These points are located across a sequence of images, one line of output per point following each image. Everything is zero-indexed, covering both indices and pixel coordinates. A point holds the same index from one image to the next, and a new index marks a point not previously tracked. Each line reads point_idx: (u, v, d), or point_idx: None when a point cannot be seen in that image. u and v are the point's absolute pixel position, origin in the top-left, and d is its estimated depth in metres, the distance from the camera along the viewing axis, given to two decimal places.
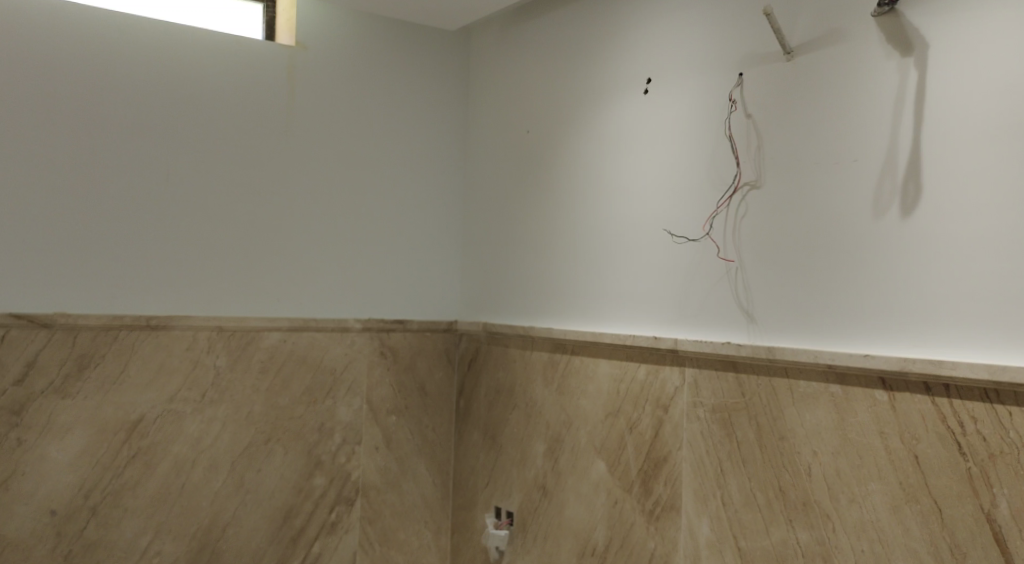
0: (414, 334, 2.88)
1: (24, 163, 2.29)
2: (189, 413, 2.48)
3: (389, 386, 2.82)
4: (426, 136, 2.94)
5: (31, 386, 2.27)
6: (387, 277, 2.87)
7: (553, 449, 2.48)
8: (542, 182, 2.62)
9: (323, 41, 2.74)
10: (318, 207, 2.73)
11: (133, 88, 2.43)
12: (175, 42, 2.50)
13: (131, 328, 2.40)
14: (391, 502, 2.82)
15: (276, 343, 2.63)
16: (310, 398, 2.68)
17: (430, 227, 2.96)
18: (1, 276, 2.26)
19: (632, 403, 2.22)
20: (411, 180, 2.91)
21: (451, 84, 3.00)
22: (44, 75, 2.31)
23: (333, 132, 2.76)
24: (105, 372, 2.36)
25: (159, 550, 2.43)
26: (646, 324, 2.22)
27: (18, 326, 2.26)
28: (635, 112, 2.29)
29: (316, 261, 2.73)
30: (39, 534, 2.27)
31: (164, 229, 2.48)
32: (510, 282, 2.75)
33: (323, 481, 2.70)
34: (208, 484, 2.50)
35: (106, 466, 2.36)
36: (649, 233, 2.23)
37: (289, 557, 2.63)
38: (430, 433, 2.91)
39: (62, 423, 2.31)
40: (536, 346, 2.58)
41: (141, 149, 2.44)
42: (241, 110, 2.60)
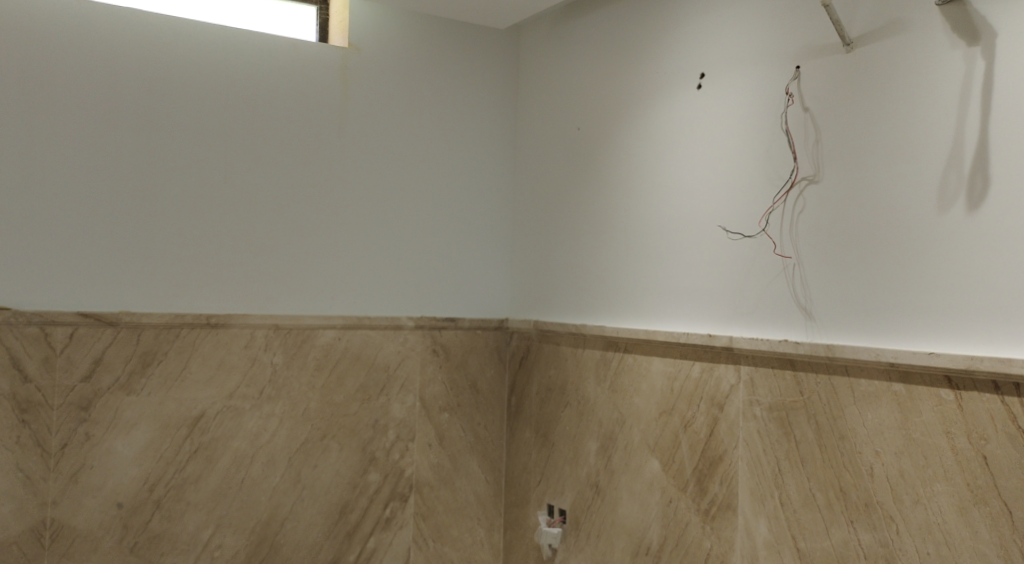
0: (466, 331, 2.90)
1: (90, 166, 2.37)
2: (248, 410, 2.53)
3: (442, 383, 2.85)
4: (477, 135, 2.96)
5: (98, 382, 2.34)
6: (439, 275, 2.89)
7: (606, 446, 2.47)
8: (594, 180, 2.61)
9: (375, 42, 2.77)
10: (371, 206, 2.76)
11: (193, 92, 2.50)
12: (233, 47, 2.55)
13: (192, 326, 2.46)
14: (444, 499, 2.84)
15: (331, 341, 2.67)
16: (365, 395, 2.71)
17: (481, 225, 2.97)
18: (69, 276, 2.34)
19: (687, 401, 2.20)
20: (463, 179, 2.93)
21: (501, 82, 3.00)
22: (107, 80, 2.39)
23: (385, 132, 2.79)
24: (167, 369, 2.43)
25: (220, 543, 2.49)
26: (701, 323, 2.20)
27: (86, 325, 2.34)
28: (688, 107, 2.27)
29: (369, 260, 2.76)
30: (106, 526, 2.35)
31: (222, 230, 2.53)
32: (562, 280, 2.74)
33: (378, 477, 2.73)
34: (266, 479, 2.55)
35: (169, 461, 2.42)
36: (703, 230, 2.21)
37: (345, 551, 2.67)
38: (482, 430, 2.92)
39: (127, 419, 2.38)
40: (588, 344, 2.57)
41: (200, 151, 2.50)
42: (297, 112, 2.65)
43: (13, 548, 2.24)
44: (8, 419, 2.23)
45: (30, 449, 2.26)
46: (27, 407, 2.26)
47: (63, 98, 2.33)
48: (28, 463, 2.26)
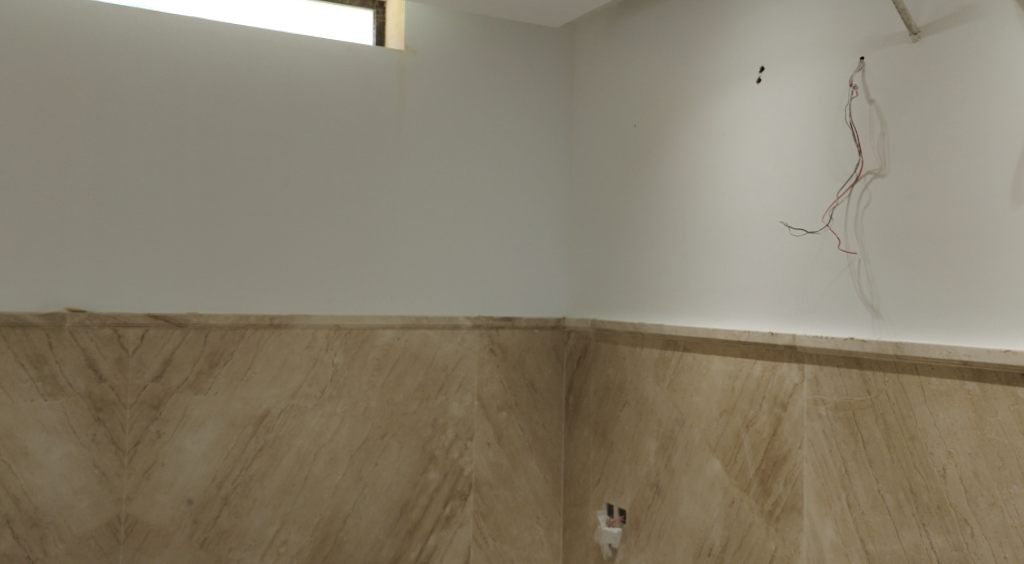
0: (523, 331, 2.91)
1: (158, 172, 2.44)
2: (310, 408, 2.58)
3: (500, 382, 2.86)
4: (532, 135, 2.96)
5: (168, 382, 2.42)
6: (496, 275, 2.90)
7: (665, 446, 2.45)
8: (650, 177, 2.60)
9: (432, 43, 2.80)
10: (428, 207, 2.79)
11: (255, 97, 2.56)
12: (292, 52, 2.60)
13: (256, 326, 2.52)
14: (504, 498, 2.85)
15: (390, 340, 2.70)
16: (424, 394, 2.74)
17: (537, 224, 2.97)
18: (139, 279, 2.41)
19: (749, 400, 2.17)
20: (518, 179, 2.94)
21: (556, 81, 3.00)
22: (173, 89, 2.46)
23: (441, 132, 2.81)
24: (233, 368, 2.49)
25: (286, 539, 2.55)
26: (762, 321, 2.17)
27: (156, 326, 2.41)
28: (748, 101, 2.24)
29: (427, 260, 2.79)
30: (177, 521, 2.42)
31: (283, 232, 2.59)
32: (619, 278, 2.73)
33: (437, 476, 2.76)
34: (329, 476, 2.60)
35: (236, 458, 2.49)
36: (764, 226, 2.18)
37: (406, 549, 2.71)
38: (540, 429, 2.92)
39: (196, 417, 2.44)
40: (646, 343, 2.56)
41: (262, 155, 2.56)
42: (355, 115, 2.69)
43: (90, 541, 2.33)
44: (84, 417, 2.32)
45: (105, 447, 2.34)
46: (101, 406, 2.34)
47: (131, 107, 2.41)
48: (103, 460, 2.34)
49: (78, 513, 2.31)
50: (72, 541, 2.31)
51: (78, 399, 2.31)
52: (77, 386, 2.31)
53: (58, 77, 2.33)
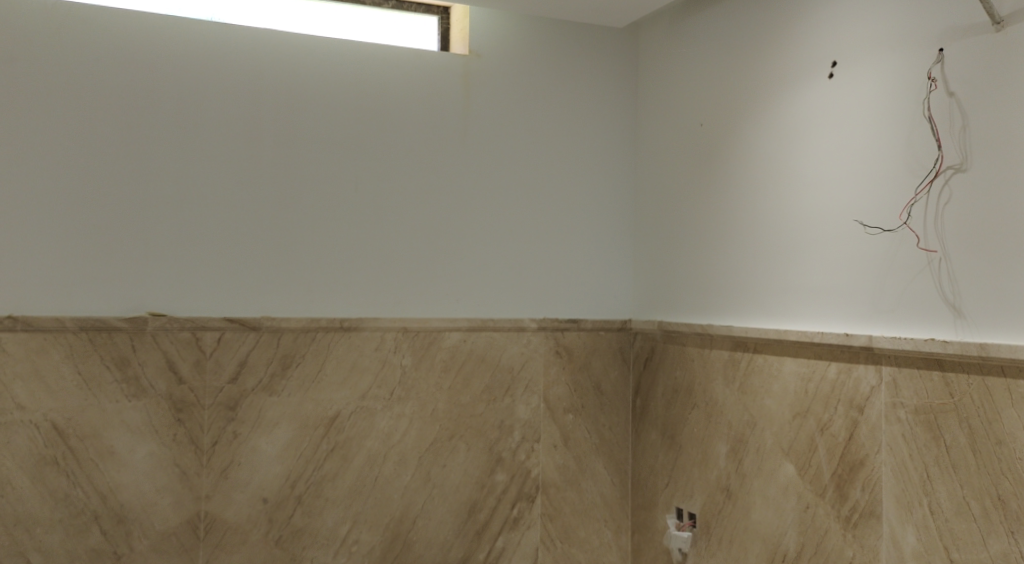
0: (589, 333, 2.90)
1: (232, 179, 2.51)
2: (379, 410, 2.62)
3: (566, 385, 2.85)
4: (596, 136, 2.95)
5: (244, 384, 2.48)
6: (561, 277, 2.89)
7: (736, 449, 2.41)
8: (718, 177, 2.57)
9: (496, 47, 2.82)
10: (493, 209, 2.80)
11: (324, 105, 2.61)
12: (359, 59, 2.65)
13: (326, 329, 2.57)
14: (571, 500, 2.85)
15: (457, 343, 2.72)
16: (491, 396, 2.76)
17: (602, 226, 2.96)
18: (215, 283, 2.49)
19: (823, 403, 2.12)
20: (583, 180, 2.93)
21: (621, 82, 2.99)
22: (247, 99, 2.53)
23: (506, 135, 2.82)
24: (305, 370, 2.55)
25: (357, 538, 2.59)
26: (836, 322, 2.12)
27: (231, 329, 2.48)
28: (820, 97, 2.19)
29: (492, 263, 2.80)
30: (254, 520, 2.49)
31: (352, 237, 2.63)
32: (686, 280, 2.70)
33: (505, 477, 2.77)
34: (398, 477, 2.64)
35: (308, 459, 2.54)
36: (838, 225, 2.12)
37: (474, 550, 2.72)
38: (607, 432, 2.91)
39: (270, 418, 2.51)
40: (715, 344, 2.52)
41: (331, 162, 2.61)
42: (420, 119, 2.72)
43: (172, 538, 2.41)
44: (165, 418, 2.40)
45: (185, 446, 2.42)
46: (181, 407, 2.42)
47: (208, 117, 2.48)
48: (183, 459, 2.42)
49: (160, 511, 2.40)
50: (155, 537, 2.39)
51: (159, 400, 2.40)
52: (159, 388, 2.40)
53: (139, 90, 2.41)
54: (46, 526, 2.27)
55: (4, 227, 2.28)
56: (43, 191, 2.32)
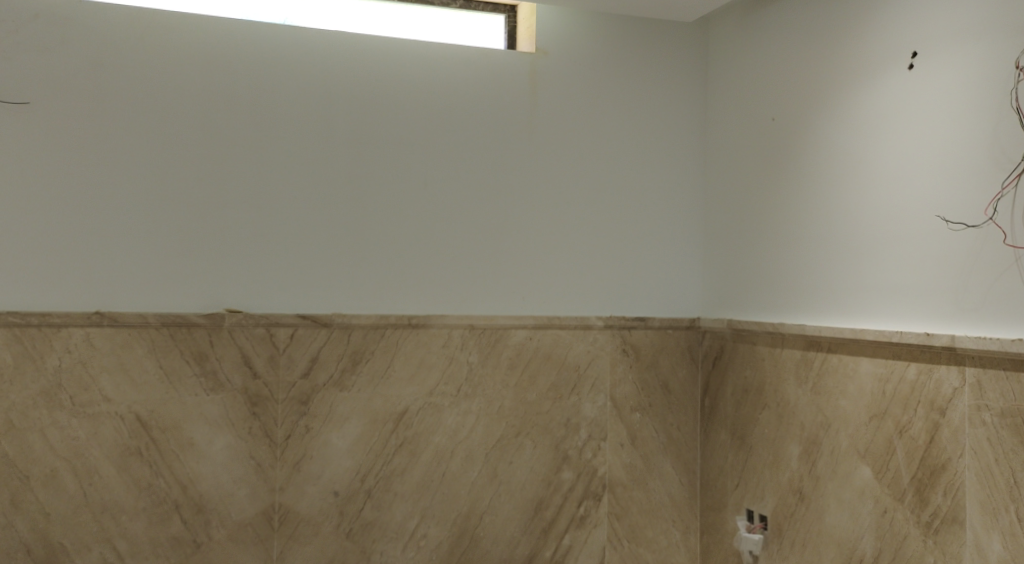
0: (656, 331, 2.87)
1: (303, 179, 2.56)
2: (446, 406, 2.65)
3: (633, 383, 2.83)
4: (665, 132, 2.92)
5: (315, 379, 2.54)
6: (628, 275, 2.87)
7: (809, 451, 2.36)
8: (791, 172, 2.51)
9: (562, 43, 2.81)
10: (559, 207, 2.80)
11: (393, 105, 2.65)
12: (427, 59, 2.68)
13: (395, 326, 2.61)
14: (638, 500, 2.83)
15: (523, 340, 2.73)
16: (557, 394, 2.75)
17: (670, 222, 2.92)
18: (288, 281, 2.54)
19: (902, 405, 2.06)
20: (651, 177, 2.90)
21: (690, 77, 2.95)
22: (319, 100, 2.58)
23: (572, 133, 2.82)
24: (374, 366, 2.59)
25: (425, 533, 2.62)
26: (916, 321, 2.05)
27: (304, 325, 2.54)
28: (899, 89, 2.12)
29: (559, 260, 2.79)
30: (325, 512, 2.54)
31: (420, 235, 2.66)
32: (758, 278, 2.65)
33: (571, 475, 2.76)
34: (466, 473, 2.66)
35: (378, 453, 2.58)
36: (918, 221, 2.06)
37: (541, 548, 2.73)
38: (675, 431, 2.87)
39: (341, 413, 2.56)
40: (788, 343, 2.47)
41: (399, 161, 2.65)
42: (487, 117, 2.74)
43: (248, 528, 2.48)
44: (241, 411, 2.47)
45: (260, 439, 2.49)
46: (257, 400, 2.49)
47: (281, 119, 2.55)
48: (258, 451, 2.49)
49: (237, 501, 2.47)
50: (232, 527, 2.47)
51: (235, 394, 2.47)
52: (235, 382, 2.47)
53: (216, 92, 2.49)
54: (131, 513, 2.37)
55: (90, 227, 2.38)
56: (126, 192, 2.41)
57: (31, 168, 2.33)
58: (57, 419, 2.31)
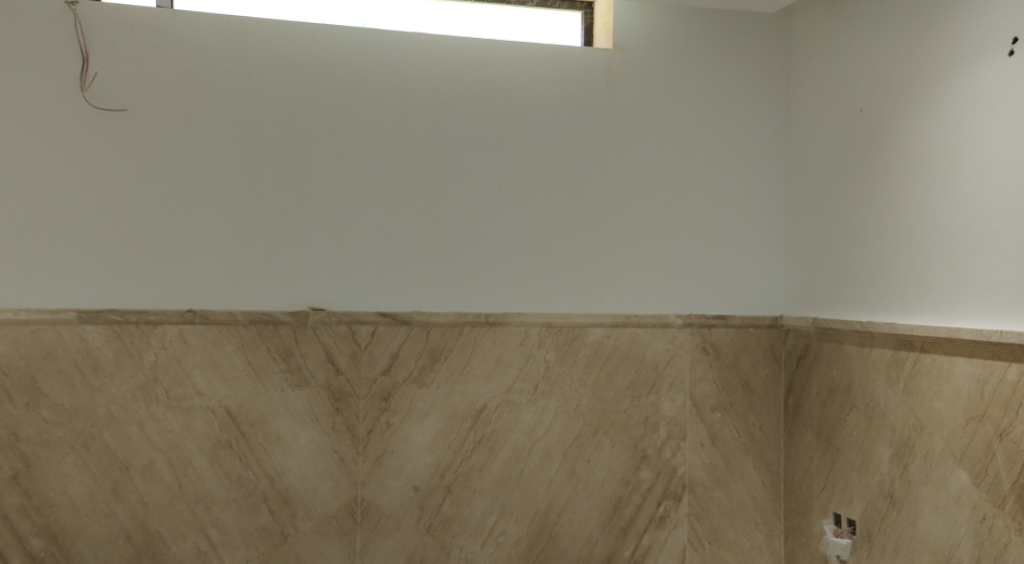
0: (737, 329, 2.81)
1: (383, 179, 2.60)
2: (524, 404, 2.65)
3: (713, 383, 2.79)
4: (746, 126, 2.86)
5: (396, 375, 2.58)
6: (707, 272, 2.82)
7: (900, 454, 2.27)
8: (879, 165, 2.43)
9: (640, 39, 2.78)
10: (638, 204, 2.77)
11: (471, 104, 2.66)
12: (504, 58, 2.69)
13: (473, 324, 2.63)
14: (720, 501, 2.78)
15: (601, 338, 2.72)
16: (635, 393, 2.73)
17: (751, 218, 2.86)
18: (369, 279, 2.59)
19: (1002, 407, 1.98)
20: (731, 172, 2.84)
21: (772, 70, 2.88)
22: (399, 101, 2.62)
23: (650, 128, 2.79)
24: (453, 364, 2.62)
25: (504, 529, 2.64)
26: (1017, 319, 1.96)
27: (385, 323, 2.58)
28: (998, 78, 2.04)
29: (636, 257, 2.77)
30: (406, 507, 2.58)
31: (498, 233, 2.67)
32: (844, 275, 2.57)
33: (650, 475, 2.73)
34: (544, 471, 2.66)
35: (457, 449, 2.61)
36: (1019, 214, 1.97)
37: (620, 547, 2.71)
38: (758, 431, 2.81)
39: (420, 410, 2.59)
40: (877, 343, 2.39)
41: (477, 159, 2.67)
42: (564, 115, 2.73)
43: (332, 521, 2.54)
44: (324, 407, 2.53)
45: (343, 434, 2.54)
46: (339, 396, 2.54)
47: (362, 120, 2.59)
48: (342, 446, 2.54)
49: (322, 495, 2.53)
50: (317, 519, 2.53)
51: (319, 390, 2.53)
52: (319, 378, 2.53)
53: (300, 96, 2.55)
54: (222, 504, 2.45)
55: (181, 228, 2.47)
56: (215, 194, 2.49)
57: (128, 173, 2.44)
58: (154, 412, 2.42)
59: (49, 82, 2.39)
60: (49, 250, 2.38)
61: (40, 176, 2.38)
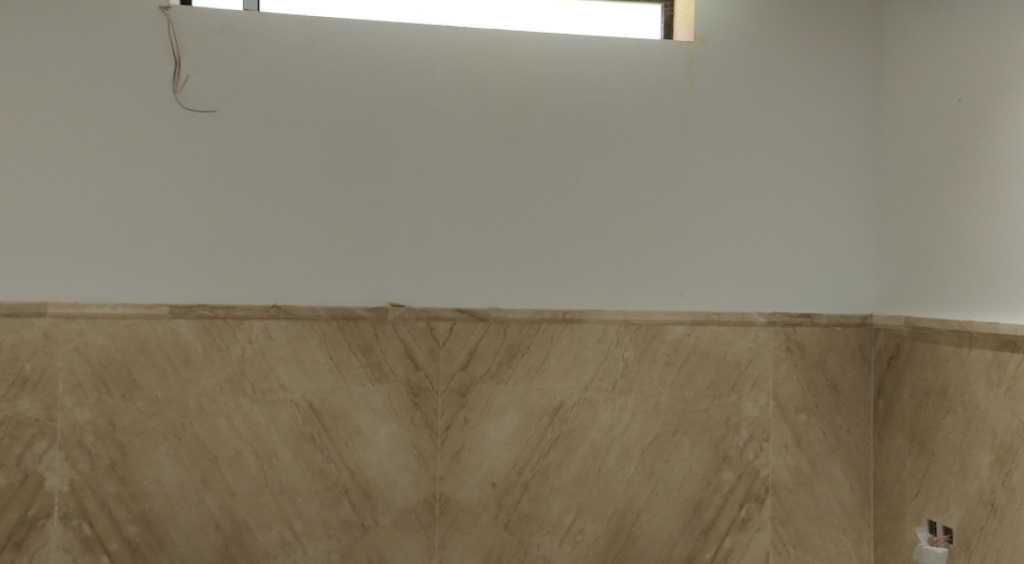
0: (824, 328, 2.72)
1: (461, 176, 2.61)
2: (602, 402, 2.63)
3: (798, 383, 2.70)
4: (833, 118, 2.75)
5: (473, 372, 2.59)
6: (792, 269, 2.73)
7: (1003, 460, 2.19)
8: (981, 158, 2.32)
9: (724, 30, 2.72)
10: (720, 199, 2.71)
11: (549, 100, 2.65)
12: (583, 53, 2.66)
13: (551, 321, 2.62)
14: (805, 505, 2.69)
15: (680, 337, 2.66)
16: (716, 392, 2.67)
17: (838, 213, 2.75)
18: (448, 276, 2.60)
19: None
20: (817, 166, 2.75)
21: (862, 59, 2.76)
22: (478, 99, 2.62)
23: (732, 121, 2.72)
24: (530, 361, 2.61)
25: (582, 528, 2.61)
26: None
27: (462, 319, 2.59)
28: None
29: (718, 254, 2.70)
30: (484, 503, 2.58)
31: (575, 229, 2.65)
32: (939, 273, 2.46)
33: (732, 476, 2.67)
34: (622, 470, 2.63)
35: (534, 447, 2.60)
36: None
37: (701, 549, 2.65)
38: (845, 434, 2.71)
39: (498, 406, 2.59)
40: (976, 343, 2.29)
41: (555, 155, 2.65)
42: (643, 109, 2.68)
43: (411, 515, 2.56)
44: (404, 402, 2.56)
45: (422, 429, 2.56)
46: (418, 392, 2.56)
47: (441, 118, 2.60)
48: (420, 441, 2.57)
49: (401, 488, 2.56)
50: (396, 513, 2.55)
51: (399, 385, 2.56)
52: (398, 373, 2.56)
53: (381, 94, 2.58)
54: (306, 496, 2.51)
55: (266, 225, 2.53)
56: (298, 192, 2.54)
57: (216, 172, 2.51)
58: (240, 405, 2.48)
59: (143, 85, 2.49)
60: (143, 248, 2.48)
61: (133, 176, 2.48)
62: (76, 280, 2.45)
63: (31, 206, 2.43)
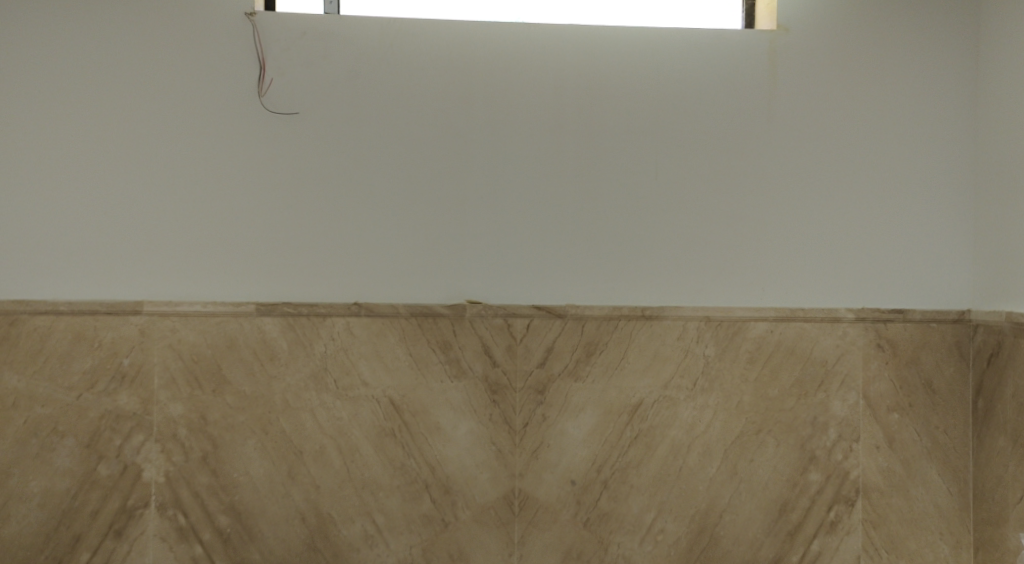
0: (917, 325, 2.61)
1: (538, 173, 2.61)
2: (683, 400, 2.58)
3: (890, 381, 2.59)
4: (926, 105, 2.63)
5: (551, 369, 2.58)
6: (882, 263, 2.63)
7: None
8: None
9: (809, 17, 2.63)
10: (805, 191, 2.62)
11: (628, 95, 2.62)
12: (661, 45, 2.62)
13: (629, 318, 2.59)
14: (898, 508, 2.59)
15: (764, 334, 2.59)
16: (802, 390, 2.59)
17: (933, 204, 2.63)
18: (525, 273, 2.60)
19: None
20: (910, 155, 2.63)
21: (959, 42, 2.63)
22: (555, 95, 2.61)
23: (818, 111, 2.63)
24: (609, 358, 2.58)
25: (663, 527, 2.57)
26: None
27: (540, 316, 2.58)
28: None
29: (803, 248, 2.62)
30: (563, 500, 2.57)
31: (654, 225, 2.61)
32: None
33: (819, 477, 2.58)
34: (704, 469, 2.58)
35: (613, 444, 2.58)
36: None
37: (788, 551, 2.57)
38: (941, 434, 2.59)
39: (576, 404, 2.58)
40: None
41: (633, 150, 2.61)
42: (724, 100, 2.62)
43: (490, 511, 2.57)
44: (482, 398, 2.57)
45: (500, 426, 2.57)
46: (496, 389, 2.57)
47: (518, 115, 2.60)
48: (499, 438, 2.57)
49: (480, 484, 2.57)
50: (476, 509, 2.57)
51: (476, 382, 2.57)
52: (476, 370, 2.57)
53: (458, 94, 2.60)
54: (387, 490, 2.55)
55: (347, 225, 2.58)
56: (378, 191, 2.58)
57: (299, 173, 2.57)
58: (324, 401, 2.54)
59: (230, 90, 2.57)
60: (231, 247, 2.56)
61: (221, 178, 2.56)
62: (169, 280, 2.55)
63: (126, 208, 2.55)
